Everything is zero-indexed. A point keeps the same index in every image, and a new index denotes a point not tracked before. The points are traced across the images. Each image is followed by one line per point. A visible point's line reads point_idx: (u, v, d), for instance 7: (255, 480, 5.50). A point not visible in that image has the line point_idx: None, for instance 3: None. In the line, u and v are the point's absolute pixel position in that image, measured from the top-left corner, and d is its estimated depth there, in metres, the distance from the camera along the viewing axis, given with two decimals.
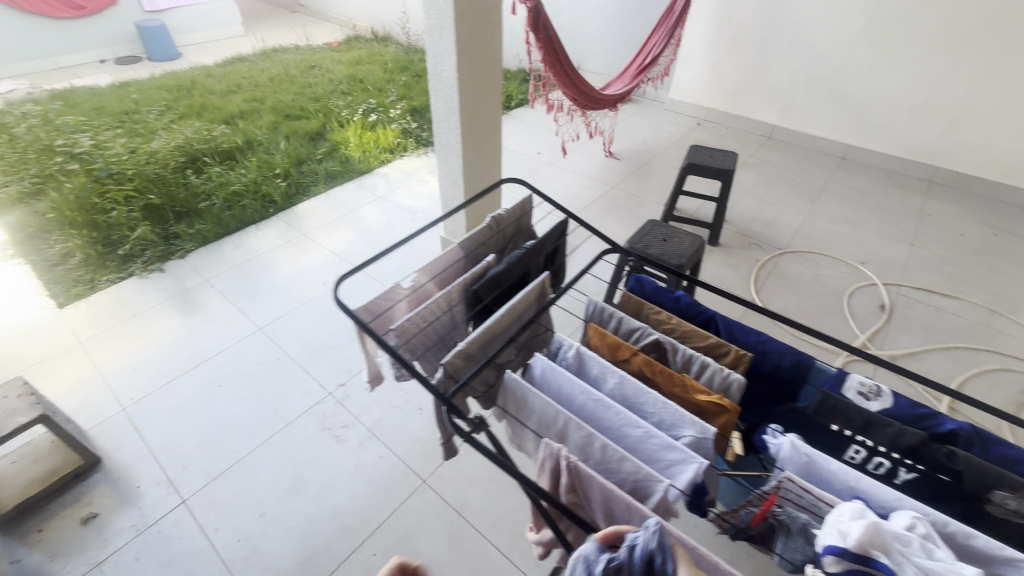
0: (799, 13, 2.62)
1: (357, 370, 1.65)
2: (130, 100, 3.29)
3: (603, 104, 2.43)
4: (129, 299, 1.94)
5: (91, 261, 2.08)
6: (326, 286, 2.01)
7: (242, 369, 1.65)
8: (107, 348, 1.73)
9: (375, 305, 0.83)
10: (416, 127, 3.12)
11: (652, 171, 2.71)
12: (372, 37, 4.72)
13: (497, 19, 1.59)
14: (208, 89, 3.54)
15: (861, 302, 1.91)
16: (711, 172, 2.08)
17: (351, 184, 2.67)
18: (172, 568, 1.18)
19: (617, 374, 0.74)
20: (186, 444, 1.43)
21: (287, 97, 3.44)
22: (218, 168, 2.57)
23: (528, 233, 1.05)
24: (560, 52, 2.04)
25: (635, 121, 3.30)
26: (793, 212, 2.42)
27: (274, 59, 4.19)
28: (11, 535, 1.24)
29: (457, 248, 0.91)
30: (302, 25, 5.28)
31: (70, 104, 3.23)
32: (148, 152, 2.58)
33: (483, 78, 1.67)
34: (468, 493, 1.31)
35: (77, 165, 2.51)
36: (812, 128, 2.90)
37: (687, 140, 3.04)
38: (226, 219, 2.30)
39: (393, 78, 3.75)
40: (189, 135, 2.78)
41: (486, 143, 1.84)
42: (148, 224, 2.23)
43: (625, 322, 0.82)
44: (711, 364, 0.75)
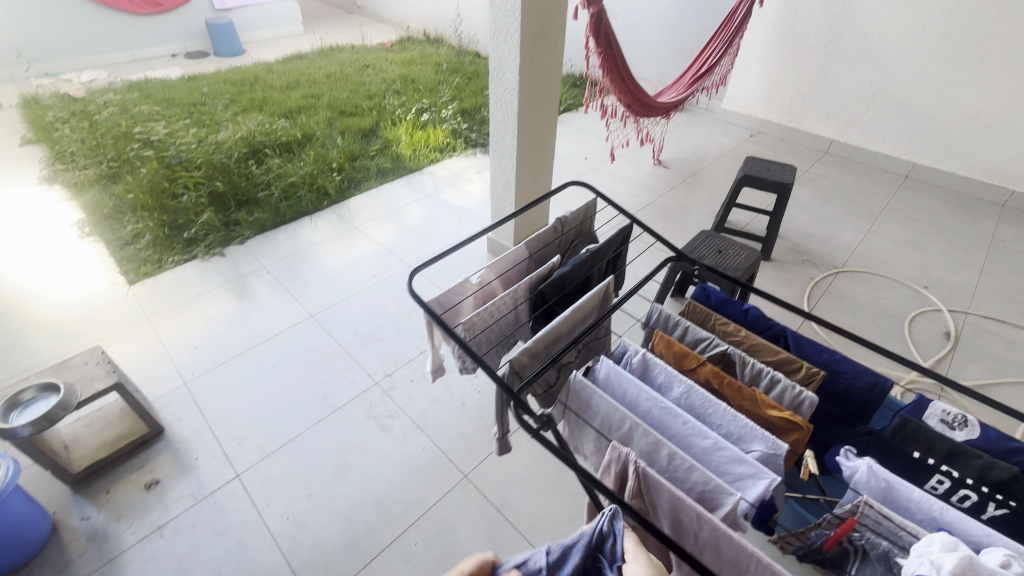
0: (868, 25, 2.53)
1: (403, 362, 1.69)
2: (199, 92, 3.47)
3: (656, 112, 2.41)
4: (193, 279, 2.05)
5: (160, 242, 2.20)
6: (375, 278, 2.06)
7: (295, 353, 1.72)
8: (172, 324, 1.84)
9: (445, 299, 0.85)
10: (465, 127, 3.17)
11: (703, 181, 2.66)
12: (424, 39, 4.83)
13: (561, 24, 1.61)
14: (270, 84, 3.70)
15: (924, 328, 1.82)
16: (767, 184, 2.03)
17: (401, 181, 2.73)
18: (226, 538, 1.24)
19: (684, 383, 0.74)
20: (241, 422, 1.50)
21: (343, 94, 3.55)
22: (278, 160, 2.68)
23: (589, 237, 1.05)
24: (618, 58, 2.03)
25: (685, 130, 3.26)
26: (851, 230, 2.33)
27: (331, 57, 4.34)
28: (81, 494, 1.32)
29: (523, 248, 0.92)
30: (358, 25, 5.45)
31: (145, 94, 3.44)
32: (215, 142, 2.73)
33: (543, 82, 1.69)
34: (509, 492, 1.32)
35: (151, 151, 2.67)
36: (874, 144, 2.78)
37: (739, 151, 2.97)
38: (283, 209, 2.40)
39: (444, 79, 3.82)
40: (253, 127, 2.91)
41: (540, 146, 1.85)
42: (212, 210, 2.35)
43: (692, 331, 0.82)
44: (782, 380, 0.73)
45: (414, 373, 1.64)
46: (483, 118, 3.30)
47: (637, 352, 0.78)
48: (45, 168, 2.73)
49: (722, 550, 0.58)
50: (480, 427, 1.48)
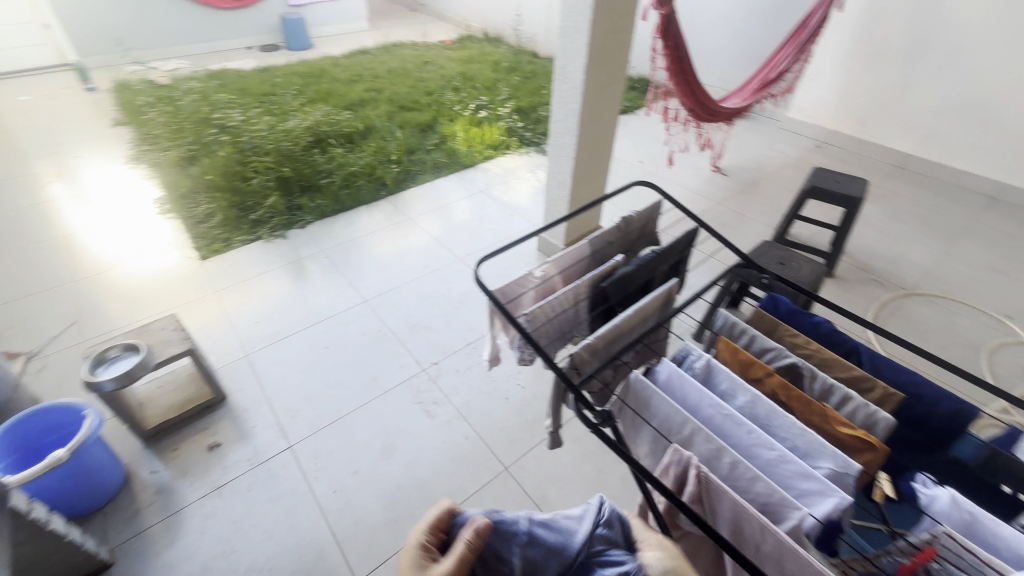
0: (958, 33, 2.36)
1: (450, 351, 1.72)
2: (271, 83, 3.66)
3: (720, 117, 2.34)
4: (258, 258, 2.17)
5: (229, 221, 2.34)
6: (426, 269, 2.11)
7: (348, 335, 1.79)
8: (238, 299, 1.95)
9: (509, 290, 0.86)
10: (521, 126, 3.19)
11: (763, 191, 2.57)
12: (484, 38, 4.88)
13: (631, 24, 1.59)
14: (336, 77, 3.85)
15: (1004, 360, 1.69)
16: (836, 198, 1.93)
17: (455, 177, 2.78)
18: (277, 503, 1.30)
19: (749, 392, 0.72)
20: (296, 396, 1.57)
21: (404, 89, 3.65)
22: (340, 150, 2.79)
23: (652, 239, 1.04)
24: (685, 60, 1.99)
25: (747, 137, 3.15)
26: (925, 251, 2.18)
27: (393, 53, 4.46)
28: (151, 448, 1.42)
29: (586, 244, 0.92)
30: (420, 23, 5.58)
31: (222, 83, 3.66)
32: (284, 130, 2.87)
33: (607, 82, 1.68)
34: (548, 489, 1.32)
35: (226, 137, 2.84)
36: (956, 161, 2.60)
37: (804, 162, 2.85)
38: (343, 197, 2.49)
39: (502, 78, 3.86)
40: (319, 118, 3.04)
41: (599, 146, 1.84)
42: (278, 194, 2.47)
43: (758, 340, 0.80)
44: (855, 398, 0.70)
45: (460, 364, 1.67)
46: (539, 118, 3.31)
47: (700, 357, 0.77)
48: (133, 148, 2.95)
49: (785, 565, 0.57)
50: (523, 423, 1.49)
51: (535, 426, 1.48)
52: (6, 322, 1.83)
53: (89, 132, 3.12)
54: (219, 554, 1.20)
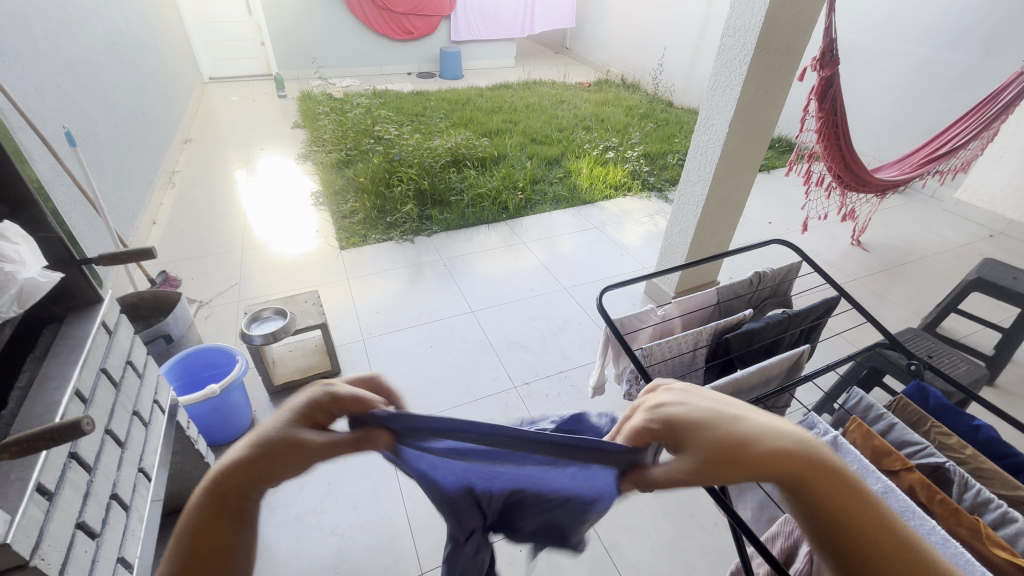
0: None
1: (542, 375, 1.75)
2: (423, 106, 4.08)
3: (871, 188, 2.16)
4: (385, 256, 2.41)
5: (368, 220, 2.63)
6: (533, 291, 2.18)
7: (451, 339, 1.90)
8: (364, 289, 2.17)
9: (628, 323, 0.88)
10: (646, 171, 3.20)
11: (912, 274, 2.29)
12: (621, 83, 5.01)
13: (787, 84, 1.56)
14: (479, 106, 4.19)
15: None
16: (1010, 296, 1.66)
17: (572, 211, 2.86)
18: (366, 479, 1.41)
19: (882, 482, 0.65)
20: (398, 385, 1.70)
21: (538, 124, 3.86)
22: (473, 172, 3.02)
23: (783, 299, 1.00)
24: (840, 125, 1.90)
25: (899, 213, 2.84)
26: None
27: (533, 89, 4.75)
28: (274, 402, 1.62)
29: (713, 293, 0.91)
30: (562, 64, 5.89)
31: (384, 101, 4.17)
32: (429, 147, 3.16)
33: (752, 137, 1.64)
34: (620, 536, 1.26)
35: (380, 147, 3.19)
36: None
37: (970, 250, 2.50)
38: (467, 214, 2.68)
39: (634, 123, 3.93)
40: (460, 141, 3.31)
41: (730, 200, 1.79)
42: (413, 203, 2.73)
43: (898, 430, 0.73)
44: (1018, 520, 0.61)
45: (550, 389, 1.69)
46: (665, 165, 3.31)
47: (826, 432, 0.72)
48: (305, 149, 3.46)
49: None
50: None
51: None
52: (190, 274, 2.21)
53: (275, 132, 3.72)
54: (311, 510, 1.33)
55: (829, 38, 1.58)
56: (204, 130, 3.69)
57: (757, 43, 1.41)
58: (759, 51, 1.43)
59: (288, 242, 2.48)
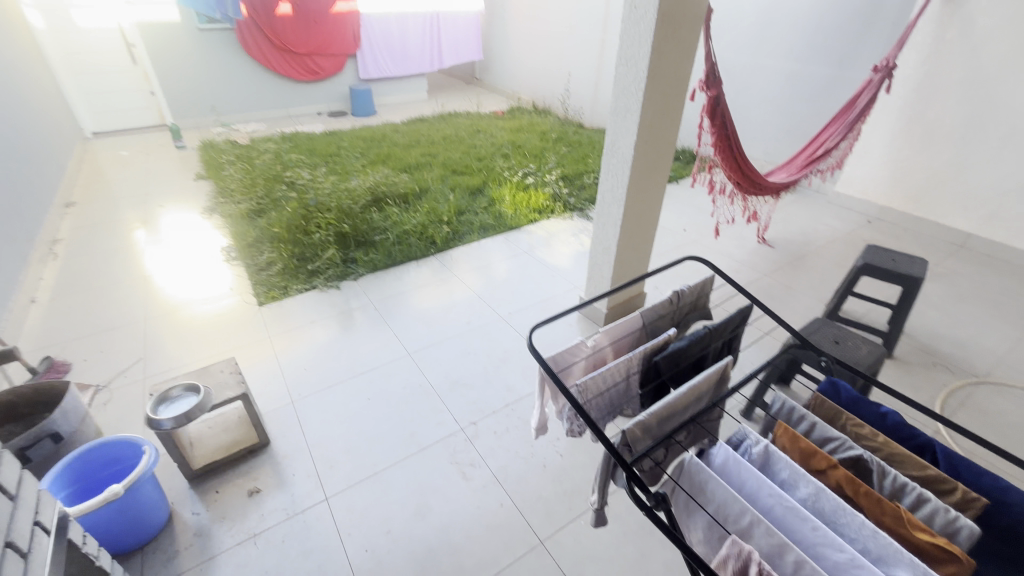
0: (1015, 115, 2.41)
1: (488, 411, 1.71)
2: (337, 146, 3.99)
3: (766, 191, 2.37)
4: (309, 308, 2.27)
5: (288, 271, 2.48)
6: (468, 325, 2.14)
7: (390, 388, 1.81)
8: (287, 345, 2.03)
9: (561, 358, 0.86)
10: (566, 192, 3.31)
11: (812, 264, 2.53)
12: (532, 109, 5.20)
13: (680, 105, 1.68)
14: (395, 141, 4.15)
15: None
16: (892, 276, 1.85)
17: (501, 238, 2.87)
18: (308, 558, 1.29)
19: (813, 484, 0.68)
20: (336, 447, 1.58)
21: (456, 154, 3.90)
22: (396, 209, 2.96)
23: (703, 312, 1.04)
24: (732, 137, 2.07)
25: (794, 210, 3.15)
26: (993, 336, 2.09)
27: (448, 121, 4.80)
28: (194, 489, 1.45)
29: (638, 316, 0.92)
30: (474, 94, 6.02)
31: (294, 144, 4.02)
32: (347, 188, 3.08)
33: (656, 156, 1.75)
34: (585, 567, 1.26)
35: (294, 193, 3.06)
36: (1020, 243, 2.56)
37: (855, 237, 2.80)
38: (394, 252, 2.61)
39: (549, 146, 4.07)
40: (378, 179, 3.26)
41: (645, 215, 1.88)
42: (336, 247, 2.62)
43: (820, 428, 0.76)
44: (932, 499, 0.65)
45: (498, 425, 1.65)
46: (583, 185, 3.44)
47: (758, 442, 0.74)
48: (210, 201, 3.22)
49: None
50: (560, 493, 1.44)
51: (573, 497, 1.42)
52: (82, 355, 1.96)
53: (174, 186, 3.44)
54: None
55: (711, 62, 1.75)
56: (89, 190, 3.34)
57: (648, 70, 1.51)
58: (652, 77, 1.53)
59: (198, 304, 2.28)
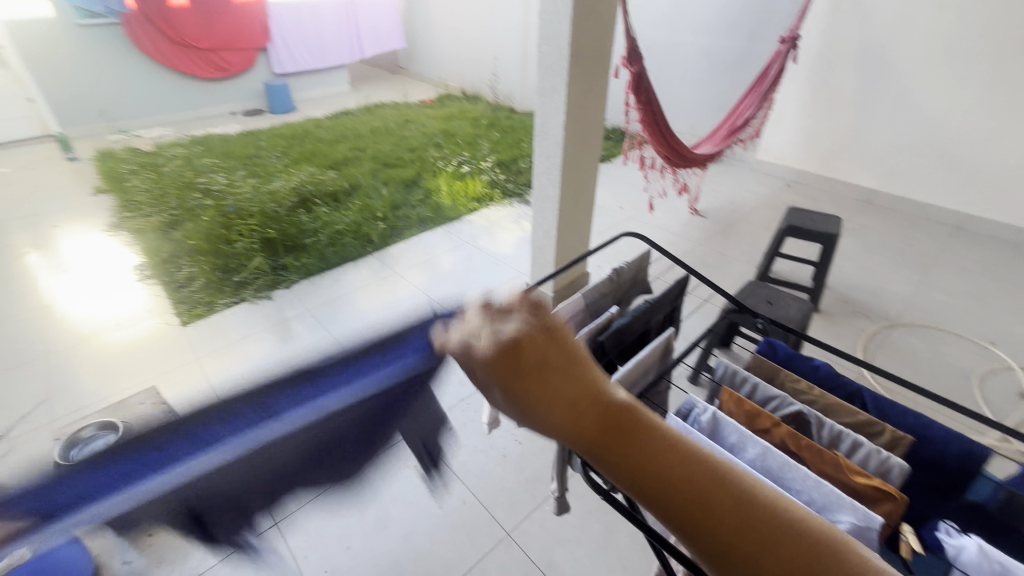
0: (906, 78, 2.62)
1: (442, 409, 1.66)
2: (255, 146, 3.72)
3: (694, 163, 2.45)
4: (240, 322, 2.11)
5: (212, 285, 2.29)
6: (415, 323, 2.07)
7: None
8: (218, 365, 1.88)
9: None
10: (503, 179, 3.28)
11: (741, 230, 2.66)
12: (462, 96, 5.09)
13: (605, 82, 1.68)
14: (319, 137, 3.93)
15: (995, 387, 1.74)
16: (812, 235, 1.97)
17: (440, 230, 2.79)
18: None
19: (759, 444, 0.70)
20: None
21: (386, 147, 3.75)
22: (325, 209, 2.81)
23: (643, 287, 1.05)
24: (658, 113, 2.11)
25: (721, 179, 3.29)
26: (902, 281, 2.29)
27: (375, 113, 4.60)
28: None
29: (580, 298, 0.91)
30: (400, 84, 5.81)
31: (206, 148, 3.70)
32: (270, 192, 2.89)
33: (587, 135, 1.74)
34: (553, 553, 1.26)
35: (210, 202, 2.83)
36: (918, 194, 2.80)
37: (777, 201, 2.97)
38: (329, 255, 2.48)
39: (482, 133, 4.00)
40: (304, 179, 3.07)
41: (582, 195, 1.88)
42: (263, 255, 2.44)
43: (761, 388, 0.78)
44: (866, 443, 0.69)
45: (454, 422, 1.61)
46: (520, 170, 3.41)
47: (705, 410, 0.75)
48: (114, 215, 2.90)
49: None
50: (523, 482, 1.42)
51: (536, 484, 1.41)
52: None
53: (68, 202, 3.07)
54: None
55: (630, 39, 1.77)
56: None
57: (570, 48, 1.49)
58: (574, 55, 1.52)
59: (109, 330, 2.05)
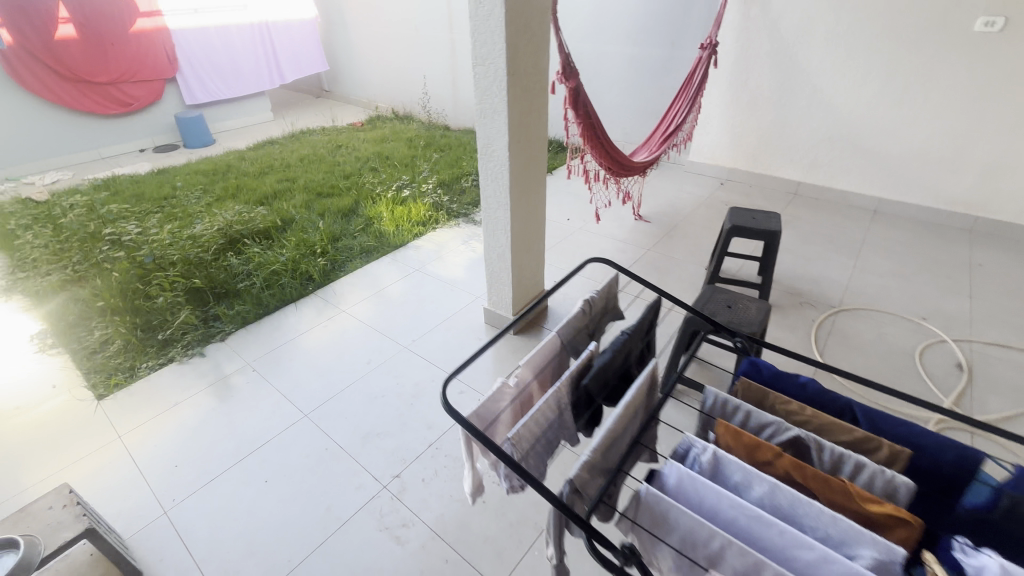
0: (816, 77, 2.80)
1: (411, 458, 1.54)
2: (171, 185, 3.41)
3: (635, 171, 2.48)
4: (168, 386, 1.87)
5: (131, 347, 2.02)
6: (370, 364, 1.93)
7: (289, 462, 1.55)
8: (145, 440, 1.65)
9: (486, 411, 0.73)
10: (447, 200, 3.18)
11: (686, 232, 2.72)
12: (393, 116, 4.97)
13: (544, 99, 1.65)
14: (242, 171, 3.66)
15: (936, 361, 1.85)
16: (756, 233, 2.03)
17: (387, 259, 2.66)
18: None
19: (766, 481, 0.65)
20: (235, 553, 1.31)
21: (318, 175, 3.56)
22: (257, 248, 2.60)
23: (616, 313, 1.00)
24: (597, 125, 2.11)
25: (660, 183, 3.38)
26: (837, 268, 2.42)
27: (303, 140, 4.38)
28: None
29: (556, 338, 0.84)
30: (327, 108, 5.59)
31: (112, 192, 3.34)
32: (192, 236, 2.63)
33: (531, 153, 1.70)
34: None
35: (122, 252, 2.54)
36: (839, 183, 3.00)
37: (714, 200, 3.08)
38: (266, 299, 2.28)
39: (419, 153, 3.89)
40: (229, 218, 2.83)
41: (532, 214, 1.84)
42: (190, 307, 2.21)
43: (755, 415, 0.75)
44: (868, 464, 0.66)
45: (425, 471, 1.49)
46: (462, 189, 3.34)
47: (705, 449, 0.71)
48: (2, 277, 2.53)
49: None
50: (507, 527, 1.33)
51: (522, 528, 1.32)
52: None
53: None
54: None
55: (564, 55, 1.75)
56: None
57: (507, 68, 1.45)
58: (511, 75, 1.47)
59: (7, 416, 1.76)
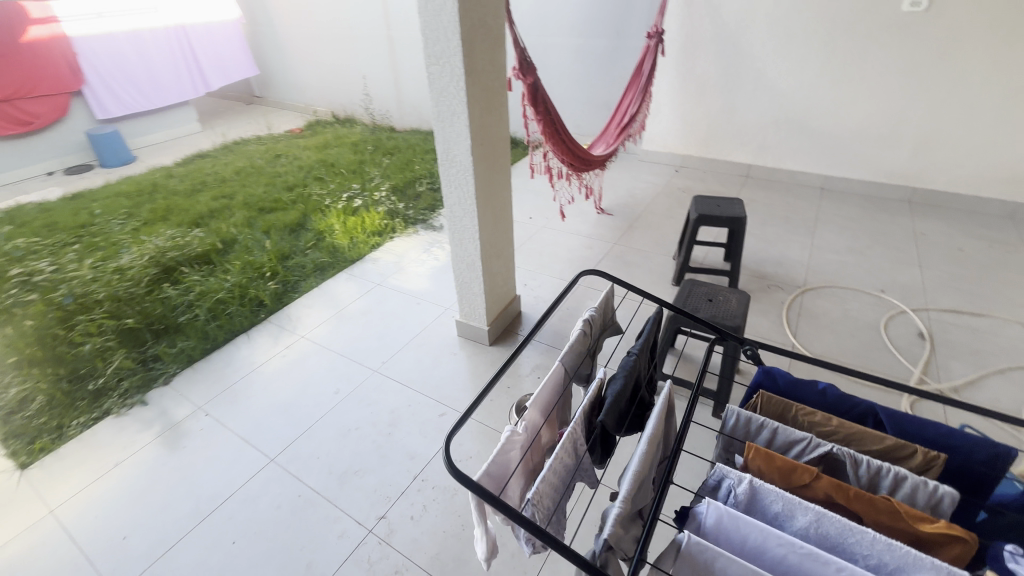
0: (760, 61, 2.85)
1: (396, 495, 1.42)
2: (88, 212, 3.06)
3: (595, 165, 2.43)
4: (106, 444, 1.65)
5: (56, 403, 1.77)
6: (338, 394, 1.78)
7: (258, 516, 1.39)
8: (84, 512, 1.43)
9: (497, 467, 0.64)
10: (402, 206, 3.03)
11: (649, 222, 2.71)
12: (334, 121, 4.71)
13: (504, 98, 1.55)
14: (172, 190, 3.34)
15: (899, 332, 1.92)
16: (722, 221, 2.03)
17: (344, 275, 2.49)
18: None
19: (810, 510, 0.60)
20: None
21: (258, 189, 3.30)
22: (197, 276, 2.36)
23: (614, 328, 0.93)
24: (556, 121, 2.03)
25: (617, 174, 3.36)
26: (797, 247, 2.48)
27: (237, 151, 4.07)
28: None
29: (560, 367, 0.76)
30: (260, 115, 5.24)
31: (18, 224, 2.96)
32: (118, 269, 2.35)
33: (495, 156, 1.60)
34: None
35: (35, 293, 2.23)
36: (787, 164, 3.09)
37: (672, 188, 3.10)
38: (212, 332, 2.07)
39: (367, 159, 3.70)
40: (161, 244, 2.56)
41: (500, 219, 1.74)
42: (124, 350, 1.97)
43: (782, 432, 0.70)
44: (910, 476, 0.62)
45: (413, 507, 1.38)
46: (417, 194, 3.20)
47: (740, 479, 0.65)
48: None
49: None
50: (509, 559, 1.25)
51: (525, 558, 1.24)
52: None
53: None
54: None
55: (519, 50, 1.66)
56: None
57: (464, 67, 1.34)
58: (469, 75, 1.37)
59: None
